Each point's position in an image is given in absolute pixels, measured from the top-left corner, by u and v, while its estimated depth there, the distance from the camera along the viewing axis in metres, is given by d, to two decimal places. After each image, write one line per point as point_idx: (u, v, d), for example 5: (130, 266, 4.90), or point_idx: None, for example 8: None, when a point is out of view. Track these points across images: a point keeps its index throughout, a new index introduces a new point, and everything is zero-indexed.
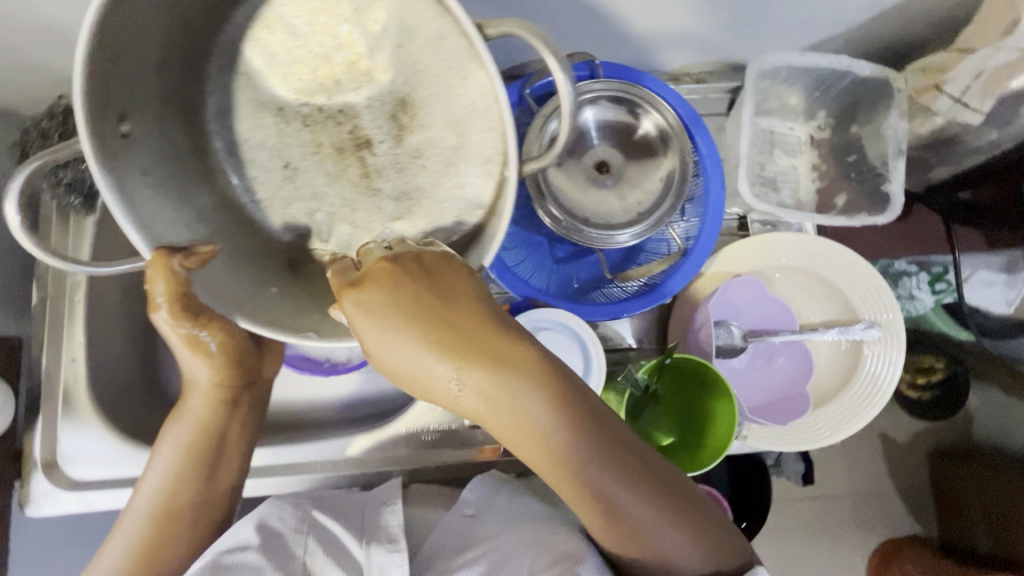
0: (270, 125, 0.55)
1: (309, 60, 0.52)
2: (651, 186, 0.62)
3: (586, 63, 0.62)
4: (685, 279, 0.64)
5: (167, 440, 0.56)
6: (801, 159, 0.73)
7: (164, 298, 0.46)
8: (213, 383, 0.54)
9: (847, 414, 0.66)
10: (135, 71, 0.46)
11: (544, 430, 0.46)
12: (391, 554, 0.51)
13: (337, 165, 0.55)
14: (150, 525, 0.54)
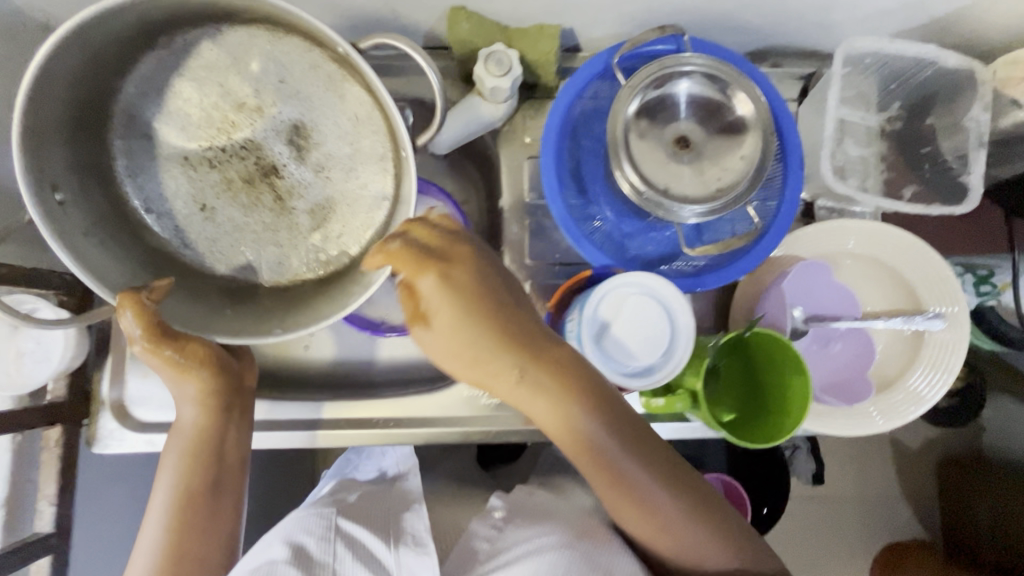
0: (179, 173, 0.66)
1: (200, 111, 0.64)
2: (730, 164, 0.62)
3: (674, 38, 0.63)
4: (759, 259, 0.65)
5: (165, 453, 0.59)
6: (871, 149, 0.74)
7: (140, 329, 0.54)
8: (201, 389, 0.59)
9: (903, 402, 0.67)
10: (53, 118, 0.55)
11: (598, 422, 0.50)
12: (421, 558, 0.54)
13: (249, 196, 0.67)
14: (170, 529, 0.56)
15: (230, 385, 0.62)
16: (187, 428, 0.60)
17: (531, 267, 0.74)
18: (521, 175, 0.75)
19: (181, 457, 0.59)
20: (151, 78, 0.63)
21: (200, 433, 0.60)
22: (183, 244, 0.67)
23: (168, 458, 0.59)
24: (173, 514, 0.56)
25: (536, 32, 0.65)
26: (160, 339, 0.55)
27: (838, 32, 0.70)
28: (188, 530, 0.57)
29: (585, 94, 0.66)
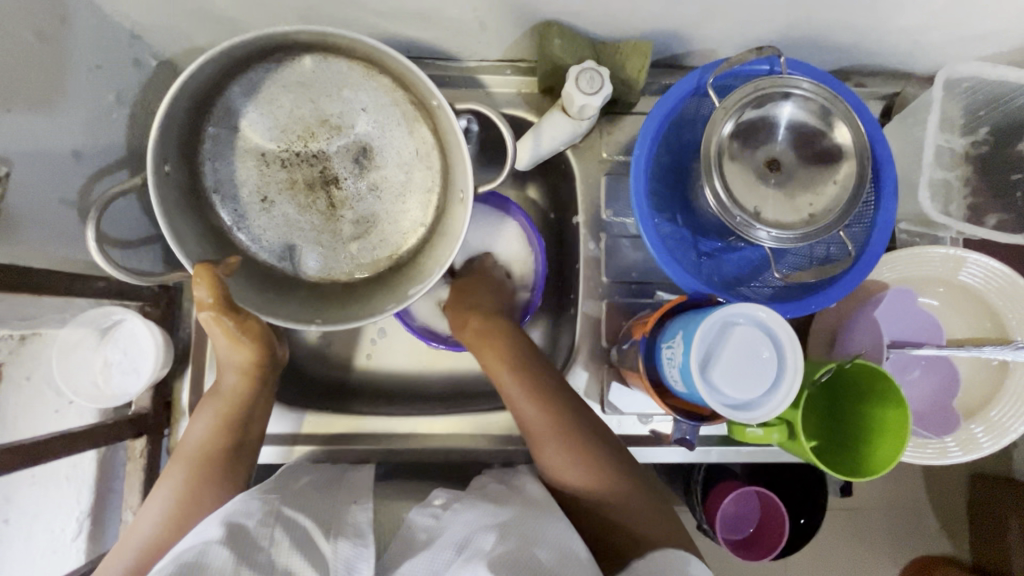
0: (251, 167, 0.65)
1: (293, 115, 0.64)
2: (822, 192, 0.61)
3: (769, 58, 0.63)
4: (849, 288, 0.63)
5: (200, 414, 0.60)
6: (955, 172, 0.72)
7: (212, 298, 0.55)
8: (249, 361, 0.60)
9: (984, 433, 0.65)
10: (178, 112, 0.56)
11: (540, 404, 0.63)
12: (356, 549, 0.52)
13: (306, 199, 0.66)
14: (178, 507, 0.55)
15: (271, 365, 0.62)
16: (229, 392, 0.61)
17: (607, 285, 0.72)
18: (598, 190, 0.74)
19: (213, 420, 0.60)
20: (256, 81, 0.62)
21: (236, 398, 0.61)
22: (240, 228, 0.65)
23: (203, 414, 0.60)
24: (192, 468, 0.58)
25: (628, 51, 0.65)
26: (229, 312, 0.56)
27: (929, 54, 0.69)
28: (200, 491, 0.57)
29: (675, 113, 0.66)
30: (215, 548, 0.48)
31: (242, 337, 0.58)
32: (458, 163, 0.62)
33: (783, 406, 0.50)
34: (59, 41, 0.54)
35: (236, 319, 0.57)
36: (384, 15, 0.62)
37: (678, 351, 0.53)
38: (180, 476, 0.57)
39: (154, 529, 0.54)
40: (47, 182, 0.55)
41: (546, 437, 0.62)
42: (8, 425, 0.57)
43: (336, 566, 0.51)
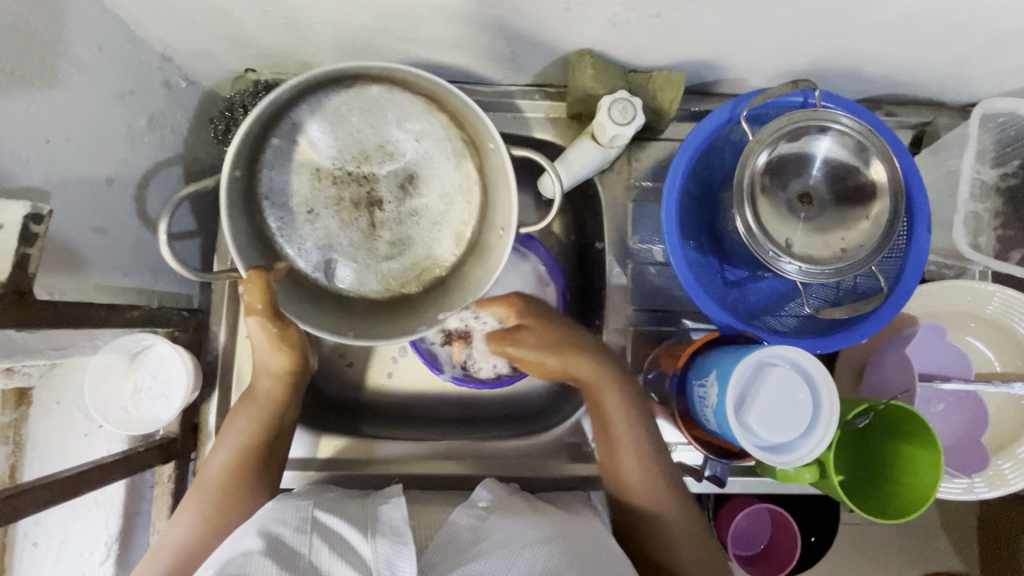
0: (305, 178, 0.65)
1: (350, 133, 0.64)
2: (851, 230, 0.60)
3: (803, 91, 0.63)
4: (880, 322, 0.62)
5: (233, 423, 0.61)
6: (987, 204, 0.69)
7: (263, 305, 0.55)
8: (283, 370, 0.60)
9: (1012, 470, 0.65)
10: (254, 124, 0.57)
11: (626, 409, 0.62)
12: (398, 546, 0.50)
13: (349, 216, 0.66)
14: (209, 513, 0.58)
15: (304, 374, 0.62)
16: (265, 394, 0.61)
17: (632, 313, 0.72)
18: (625, 216, 0.73)
19: (247, 428, 0.60)
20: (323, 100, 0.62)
21: (270, 408, 0.61)
22: (286, 238, 0.65)
23: (237, 423, 0.61)
24: (226, 476, 0.59)
25: (660, 81, 0.65)
26: (274, 319, 0.56)
27: (963, 85, 0.68)
28: (233, 496, 0.59)
29: (707, 143, 0.66)
30: (257, 557, 0.47)
31: (282, 345, 0.59)
32: (503, 201, 0.63)
33: (820, 448, 0.50)
34: (95, 69, 0.54)
35: (279, 328, 0.57)
36: (416, 42, 0.62)
37: (712, 391, 0.53)
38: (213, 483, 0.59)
39: (192, 531, 0.57)
40: (82, 209, 0.55)
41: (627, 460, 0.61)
42: (38, 451, 0.59)
43: (378, 566, 0.49)
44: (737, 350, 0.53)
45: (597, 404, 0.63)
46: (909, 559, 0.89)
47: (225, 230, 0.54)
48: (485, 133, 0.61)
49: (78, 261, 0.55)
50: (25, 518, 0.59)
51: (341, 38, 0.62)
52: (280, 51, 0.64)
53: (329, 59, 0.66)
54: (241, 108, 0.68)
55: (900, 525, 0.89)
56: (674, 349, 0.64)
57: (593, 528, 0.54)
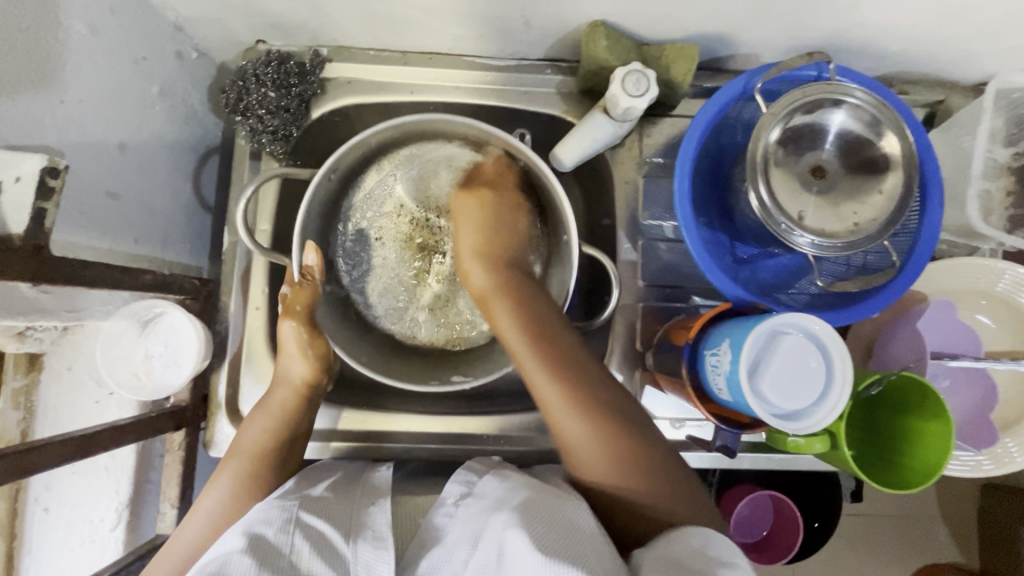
0: (382, 207, 0.72)
1: (449, 193, 0.73)
2: (865, 204, 0.60)
3: (817, 64, 0.63)
4: (892, 297, 0.62)
5: (246, 430, 0.60)
6: (999, 182, 0.69)
7: (302, 308, 0.61)
8: (305, 378, 0.61)
9: (1018, 447, 0.65)
10: (355, 149, 0.65)
11: (515, 314, 0.61)
12: (377, 551, 0.50)
13: (407, 256, 0.72)
14: (215, 525, 0.55)
15: (324, 380, 0.63)
16: (288, 391, 0.61)
17: (642, 289, 0.72)
18: (635, 193, 0.73)
19: (266, 430, 0.60)
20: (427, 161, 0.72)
21: (289, 409, 0.61)
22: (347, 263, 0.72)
23: (255, 428, 0.60)
24: (242, 477, 0.58)
25: (674, 54, 0.65)
26: (309, 329, 0.61)
27: (977, 62, 0.68)
28: (247, 496, 0.57)
29: (719, 117, 0.65)
30: (237, 558, 0.46)
31: (318, 353, 0.62)
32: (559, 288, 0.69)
33: (832, 415, 0.50)
34: (109, 34, 0.54)
35: (311, 333, 0.62)
36: (429, 13, 0.62)
37: (725, 360, 0.53)
38: (226, 487, 0.57)
39: (201, 535, 0.54)
40: (94, 174, 0.55)
41: (558, 400, 0.55)
42: (51, 415, 0.60)
43: (355, 567, 0.49)
44: (750, 320, 0.53)
45: (543, 334, 0.59)
46: (907, 543, 0.90)
47: (297, 220, 0.61)
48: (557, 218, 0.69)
49: (90, 226, 0.55)
50: (37, 482, 0.60)
51: (353, 7, 0.61)
52: (293, 22, 0.64)
53: (343, 31, 0.66)
54: (253, 77, 0.66)
55: (898, 509, 0.90)
56: (684, 323, 0.64)
57: (571, 501, 0.50)
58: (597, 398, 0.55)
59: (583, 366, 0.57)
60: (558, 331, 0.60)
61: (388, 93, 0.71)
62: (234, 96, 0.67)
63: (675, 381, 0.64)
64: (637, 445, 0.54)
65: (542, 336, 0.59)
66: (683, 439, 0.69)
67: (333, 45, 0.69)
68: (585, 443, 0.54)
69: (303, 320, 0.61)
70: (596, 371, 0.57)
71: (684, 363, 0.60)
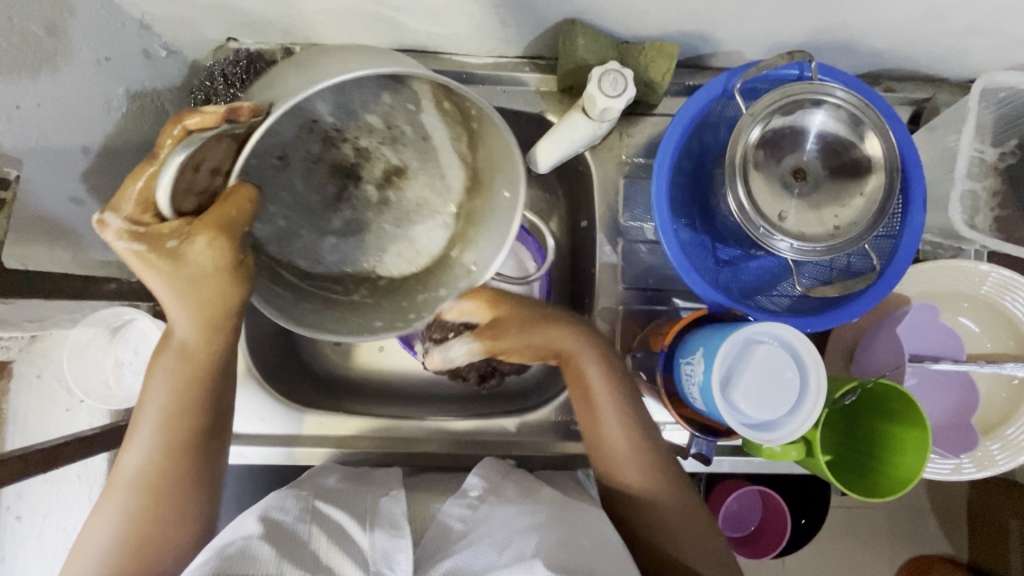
0: (290, 125, 0.56)
1: (378, 118, 0.59)
2: (847, 208, 0.59)
3: (799, 63, 0.61)
4: (872, 302, 0.61)
5: (144, 416, 0.53)
6: (987, 183, 0.67)
7: (231, 224, 0.45)
8: (187, 342, 0.50)
9: (1001, 450, 0.64)
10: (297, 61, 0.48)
11: (604, 373, 0.62)
12: (395, 540, 0.51)
13: (327, 182, 0.60)
14: (116, 554, 0.51)
15: (227, 348, 0.52)
16: (182, 363, 0.51)
17: (624, 292, 0.71)
18: (615, 193, 0.72)
19: (162, 414, 0.52)
20: (364, 87, 0.55)
21: (181, 372, 0.51)
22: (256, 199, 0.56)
23: (137, 438, 0.53)
24: (150, 486, 0.53)
25: (652, 52, 0.63)
26: (234, 247, 0.45)
27: (963, 58, 0.66)
28: (168, 499, 0.53)
29: (699, 117, 0.64)
30: (256, 541, 0.48)
31: (240, 279, 0.47)
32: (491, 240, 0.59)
33: (806, 425, 0.49)
34: (70, 34, 0.53)
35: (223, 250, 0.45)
36: (399, 9, 0.60)
37: (698, 368, 0.52)
38: (124, 502, 0.52)
39: (109, 543, 0.51)
40: (55, 180, 0.54)
41: (639, 486, 0.59)
42: (20, 425, 0.58)
43: (375, 558, 0.50)
44: (724, 328, 0.53)
45: (613, 442, 0.61)
46: (896, 539, 0.90)
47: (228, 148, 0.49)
48: (500, 171, 0.57)
49: (50, 233, 0.54)
50: (10, 490, 0.60)
51: (323, 5, 0.60)
52: (263, 21, 0.63)
53: (314, 29, 0.64)
54: (221, 78, 0.67)
55: (887, 505, 0.90)
56: (661, 329, 0.64)
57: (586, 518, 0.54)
58: (664, 486, 0.59)
59: (646, 422, 0.61)
60: (633, 402, 0.61)
61: None
62: (203, 97, 0.68)
63: (652, 386, 0.63)
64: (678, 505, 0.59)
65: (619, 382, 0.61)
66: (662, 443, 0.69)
67: (306, 43, 0.67)
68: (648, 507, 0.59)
69: (219, 232, 0.44)
70: (662, 456, 0.60)
71: (659, 368, 0.60)
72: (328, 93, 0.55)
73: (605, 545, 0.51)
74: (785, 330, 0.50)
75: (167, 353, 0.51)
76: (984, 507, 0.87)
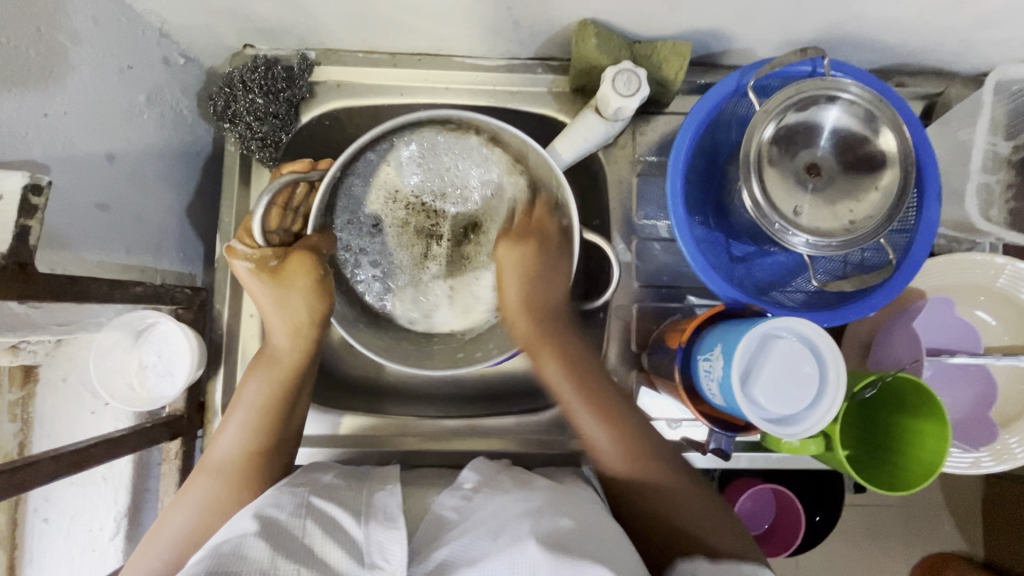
0: (381, 194, 0.71)
1: (440, 179, 0.72)
2: (862, 202, 0.59)
3: (812, 60, 0.61)
4: (889, 295, 0.62)
5: (234, 414, 0.60)
6: (1000, 175, 0.68)
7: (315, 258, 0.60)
8: (288, 351, 0.61)
9: (1020, 443, 0.64)
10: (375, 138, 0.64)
11: (530, 285, 0.65)
12: (388, 532, 0.51)
13: (409, 241, 0.73)
14: (184, 544, 0.54)
15: (311, 356, 0.62)
16: (275, 367, 0.61)
17: (638, 290, 0.72)
18: (628, 192, 0.72)
19: (251, 412, 0.59)
20: (424, 151, 0.70)
21: (273, 376, 0.60)
22: (355, 257, 0.71)
23: (227, 427, 0.59)
24: (230, 475, 0.57)
25: (666, 51, 0.64)
26: (316, 261, 0.60)
27: (974, 52, 0.66)
28: (243, 487, 0.57)
29: (712, 115, 0.64)
30: (251, 540, 0.48)
31: (327, 291, 0.61)
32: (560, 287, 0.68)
33: (827, 418, 0.50)
34: (93, 43, 0.54)
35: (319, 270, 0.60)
36: (414, 13, 0.61)
37: (717, 364, 0.53)
38: (203, 491, 0.56)
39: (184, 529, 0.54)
40: (80, 186, 0.55)
41: (586, 417, 0.61)
42: (47, 428, 0.60)
43: (370, 550, 0.50)
44: (741, 324, 0.53)
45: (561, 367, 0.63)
46: (913, 536, 0.89)
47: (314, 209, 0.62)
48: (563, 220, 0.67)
49: (76, 238, 0.55)
50: (36, 493, 0.61)
51: (339, 11, 0.61)
52: (280, 27, 0.64)
53: (330, 34, 0.65)
54: (240, 83, 0.65)
55: (903, 502, 0.89)
56: (677, 324, 0.64)
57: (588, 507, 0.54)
58: (625, 421, 0.61)
59: (588, 355, 0.65)
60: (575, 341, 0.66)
61: (378, 96, 0.70)
62: (221, 104, 0.67)
63: (669, 382, 0.64)
64: (646, 444, 0.61)
65: (576, 362, 0.64)
66: (679, 439, 0.69)
67: (321, 48, 0.69)
68: (609, 447, 0.60)
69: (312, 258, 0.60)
70: (615, 393, 0.63)
71: (676, 365, 0.60)
72: (403, 165, 0.70)
73: (598, 533, 0.50)
74: (796, 321, 0.51)
75: (264, 362, 0.62)
76: (1000, 503, 0.87)
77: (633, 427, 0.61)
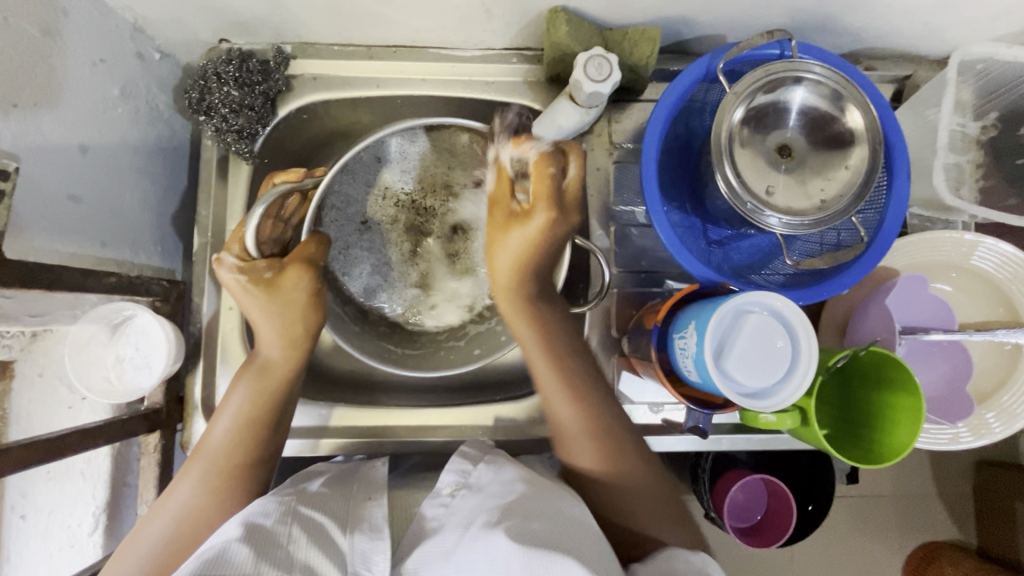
0: (371, 193, 0.74)
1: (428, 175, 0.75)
2: (832, 181, 0.60)
3: (779, 43, 0.62)
4: (864, 271, 0.62)
5: (221, 419, 0.59)
6: (969, 156, 0.69)
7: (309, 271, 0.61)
8: (277, 359, 0.61)
9: (996, 418, 0.65)
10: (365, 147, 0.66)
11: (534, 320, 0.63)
12: (374, 542, 0.52)
13: (398, 237, 0.75)
14: (161, 554, 0.53)
15: (303, 364, 0.62)
16: (265, 376, 0.60)
17: (616, 275, 0.72)
18: (605, 179, 0.73)
19: (238, 419, 0.59)
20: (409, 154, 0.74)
21: (261, 385, 0.60)
22: (339, 254, 0.74)
23: (214, 433, 0.59)
24: (214, 484, 0.56)
25: (636, 37, 0.64)
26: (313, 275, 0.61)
27: (939, 35, 0.68)
28: (226, 494, 0.56)
29: (684, 100, 0.65)
30: (236, 545, 0.47)
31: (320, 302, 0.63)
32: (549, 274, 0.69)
33: (798, 392, 0.50)
34: (62, 35, 0.54)
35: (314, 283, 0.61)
36: (387, 4, 0.61)
37: (691, 341, 0.53)
38: (185, 496, 0.56)
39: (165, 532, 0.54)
40: (51, 177, 0.54)
41: (575, 426, 0.60)
42: (23, 424, 0.60)
43: (353, 559, 0.50)
44: (715, 301, 0.54)
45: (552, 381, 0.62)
46: (903, 525, 0.90)
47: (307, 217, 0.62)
48: None
49: (47, 231, 0.54)
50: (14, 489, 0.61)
51: (312, 4, 0.61)
52: (254, 20, 0.64)
53: (304, 27, 0.66)
54: (214, 76, 0.66)
55: (893, 491, 0.90)
56: (655, 306, 0.65)
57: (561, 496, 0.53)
58: (603, 422, 0.60)
59: (565, 350, 0.63)
60: (565, 343, 0.63)
61: (354, 88, 0.71)
62: (197, 96, 0.67)
63: (648, 364, 0.64)
64: (623, 454, 0.60)
65: (564, 365, 0.62)
66: (660, 422, 0.70)
67: (297, 42, 0.69)
68: (589, 459, 0.60)
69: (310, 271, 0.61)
70: (597, 388, 0.62)
71: (653, 344, 0.60)
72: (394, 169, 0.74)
73: (576, 529, 0.49)
74: (776, 304, 0.52)
75: (253, 369, 0.61)
76: (989, 490, 0.87)
77: (616, 433, 0.61)
